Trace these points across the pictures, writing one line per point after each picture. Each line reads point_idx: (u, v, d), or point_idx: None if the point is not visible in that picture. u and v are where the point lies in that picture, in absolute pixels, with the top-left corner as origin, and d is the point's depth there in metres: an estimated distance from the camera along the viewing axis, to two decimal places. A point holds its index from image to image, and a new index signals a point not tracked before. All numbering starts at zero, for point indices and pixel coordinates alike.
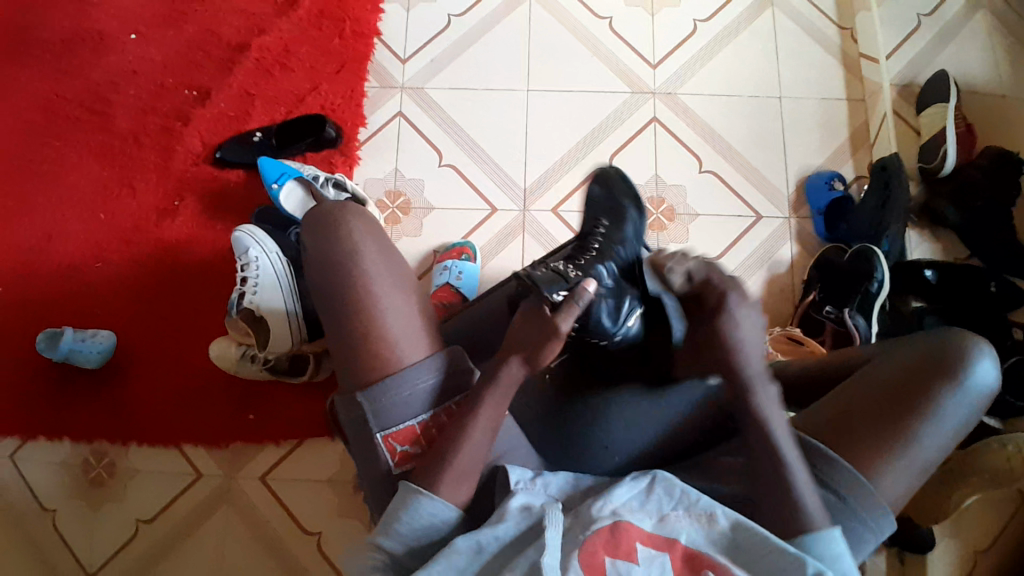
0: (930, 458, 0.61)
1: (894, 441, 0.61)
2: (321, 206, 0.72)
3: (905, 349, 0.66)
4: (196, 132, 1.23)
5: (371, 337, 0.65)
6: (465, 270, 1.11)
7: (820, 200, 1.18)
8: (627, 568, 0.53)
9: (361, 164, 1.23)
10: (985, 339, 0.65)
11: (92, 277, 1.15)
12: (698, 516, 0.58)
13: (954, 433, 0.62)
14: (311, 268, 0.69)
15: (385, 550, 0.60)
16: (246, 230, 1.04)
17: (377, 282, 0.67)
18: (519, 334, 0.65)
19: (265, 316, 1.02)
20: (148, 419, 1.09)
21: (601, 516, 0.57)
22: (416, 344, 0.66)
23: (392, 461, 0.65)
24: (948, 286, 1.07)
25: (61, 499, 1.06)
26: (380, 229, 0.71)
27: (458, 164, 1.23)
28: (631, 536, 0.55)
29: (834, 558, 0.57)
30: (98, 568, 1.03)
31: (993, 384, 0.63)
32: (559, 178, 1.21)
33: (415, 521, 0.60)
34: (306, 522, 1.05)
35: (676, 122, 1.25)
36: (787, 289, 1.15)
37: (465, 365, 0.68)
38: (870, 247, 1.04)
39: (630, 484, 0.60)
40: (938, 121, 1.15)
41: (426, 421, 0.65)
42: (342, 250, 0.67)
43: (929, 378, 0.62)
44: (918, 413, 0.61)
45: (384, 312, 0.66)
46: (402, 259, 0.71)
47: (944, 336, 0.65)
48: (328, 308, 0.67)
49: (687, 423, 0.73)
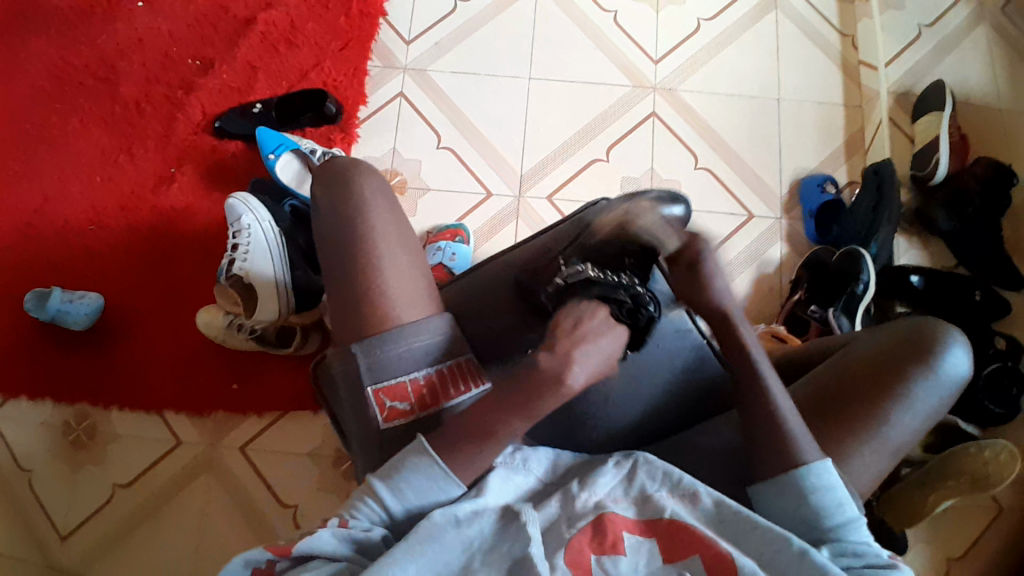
0: (905, 439, 0.69)
1: (874, 419, 0.68)
2: (335, 165, 0.82)
3: (886, 336, 0.74)
4: (198, 102, 1.23)
5: (374, 287, 0.73)
6: (459, 251, 1.12)
7: (811, 202, 1.19)
8: (613, 561, 0.57)
9: (359, 142, 1.23)
10: (960, 334, 0.73)
11: (86, 239, 1.15)
12: (681, 496, 0.63)
13: (930, 415, 0.70)
14: (326, 219, 0.78)
15: (387, 505, 0.61)
16: (240, 197, 1.05)
17: (382, 237, 0.76)
18: (597, 357, 0.60)
19: (252, 281, 1.02)
20: (133, 384, 1.08)
21: (586, 510, 0.61)
22: (414, 303, 0.74)
23: (381, 416, 0.72)
24: (936, 292, 1.07)
25: (41, 459, 1.05)
26: (390, 191, 0.81)
27: (457, 147, 1.23)
28: (616, 526, 0.59)
29: (826, 490, 0.61)
30: (70, 532, 1.02)
31: (965, 373, 0.71)
32: (556, 168, 1.22)
33: (421, 479, 0.61)
34: (284, 495, 1.05)
35: (675, 118, 1.26)
36: (775, 290, 1.16)
37: (453, 334, 0.75)
38: (858, 249, 1.07)
39: (613, 472, 0.64)
40: (933, 128, 1.16)
41: (418, 379, 0.72)
42: (355, 205, 0.77)
43: (911, 360, 0.70)
44: (900, 394, 0.69)
45: (387, 268, 0.75)
46: (409, 224, 0.80)
47: (922, 327, 0.73)
48: (336, 253, 0.76)
49: (657, 414, 0.78)
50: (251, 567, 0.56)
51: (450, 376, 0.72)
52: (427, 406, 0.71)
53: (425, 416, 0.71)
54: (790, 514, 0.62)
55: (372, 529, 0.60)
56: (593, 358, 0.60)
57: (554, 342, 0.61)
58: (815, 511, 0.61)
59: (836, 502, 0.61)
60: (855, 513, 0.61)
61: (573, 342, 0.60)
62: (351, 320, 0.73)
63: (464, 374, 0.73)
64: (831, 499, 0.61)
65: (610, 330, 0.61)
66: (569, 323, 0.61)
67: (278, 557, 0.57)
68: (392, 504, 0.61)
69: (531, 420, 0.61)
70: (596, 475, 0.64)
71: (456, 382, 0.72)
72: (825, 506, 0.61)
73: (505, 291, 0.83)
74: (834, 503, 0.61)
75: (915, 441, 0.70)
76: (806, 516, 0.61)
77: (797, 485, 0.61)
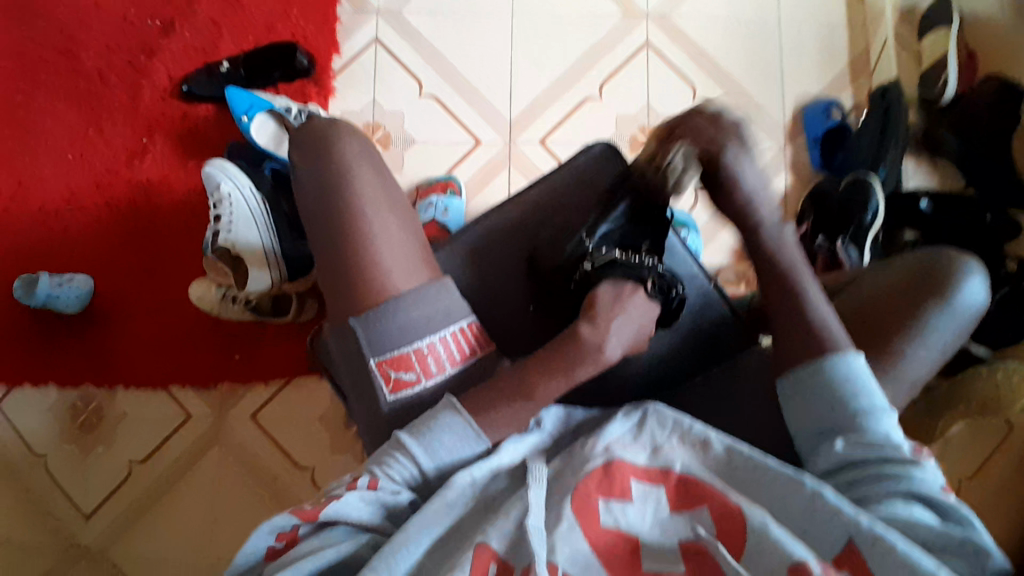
0: (920, 373, 0.71)
1: (888, 352, 0.70)
2: (315, 126, 0.79)
3: (898, 269, 0.74)
4: (164, 67, 1.16)
5: (366, 258, 0.71)
6: (451, 205, 1.08)
7: (815, 129, 1.14)
8: (622, 508, 0.60)
9: (337, 96, 1.17)
10: (975, 259, 0.73)
11: (66, 220, 1.11)
12: (692, 443, 0.66)
13: (945, 346, 0.71)
14: (309, 188, 0.76)
15: (416, 463, 0.66)
16: (217, 164, 1.00)
17: (367, 200, 0.73)
18: (628, 329, 0.69)
19: (240, 253, 1.00)
20: (134, 364, 1.07)
21: (595, 456, 0.64)
22: (409, 273, 0.73)
23: (387, 388, 0.72)
24: (946, 214, 1.03)
25: (51, 443, 1.05)
26: (371, 149, 0.78)
27: (441, 94, 1.17)
28: (624, 473, 0.62)
29: (851, 376, 0.62)
30: (91, 512, 1.02)
31: (981, 301, 0.72)
32: (546, 111, 1.17)
33: (454, 438, 0.67)
34: (299, 458, 1.06)
35: (669, 47, 1.19)
36: (779, 222, 1.12)
37: (455, 299, 0.74)
38: (866, 175, 1.03)
39: (622, 421, 0.69)
40: (940, 48, 1.08)
41: (421, 348, 0.71)
42: (337, 169, 0.74)
43: (924, 287, 0.71)
44: (915, 326, 0.70)
45: (376, 233, 0.72)
46: (395, 183, 0.78)
47: (938, 258, 0.72)
48: (322, 223, 0.73)
49: (667, 361, 0.82)
50: (275, 533, 0.60)
51: (454, 342, 0.73)
52: (431, 374, 0.72)
53: (432, 384, 0.72)
54: (813, 406, 0.64)
55: (400, 494, 0.64)
56: (625, 328, 0.69)
57: (592, 313, 0.69)
58: (838, 397, 0.62)
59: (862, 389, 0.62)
60: (882, 403, 0.62)
61: (610, 314, 0.69)
62: (347, 296, 0.72)
63: (467, 338, 0.74)
64: (855, 387, 0.62)
65: (637, 304, 0.70)
66: (609, 296, 0.70)
67: (303, 522, 0.60)
68: (420, 463, 0.66)
69: (570, 382, 0.69)
70: (605, 426, 0.68)
71: (458, 348, 0.73)
72: (848, 395, 0.62)
73: (516, 262, 0.86)
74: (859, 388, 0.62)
75: (928, 374, 0.72)
76: (829, 404, 0.63)
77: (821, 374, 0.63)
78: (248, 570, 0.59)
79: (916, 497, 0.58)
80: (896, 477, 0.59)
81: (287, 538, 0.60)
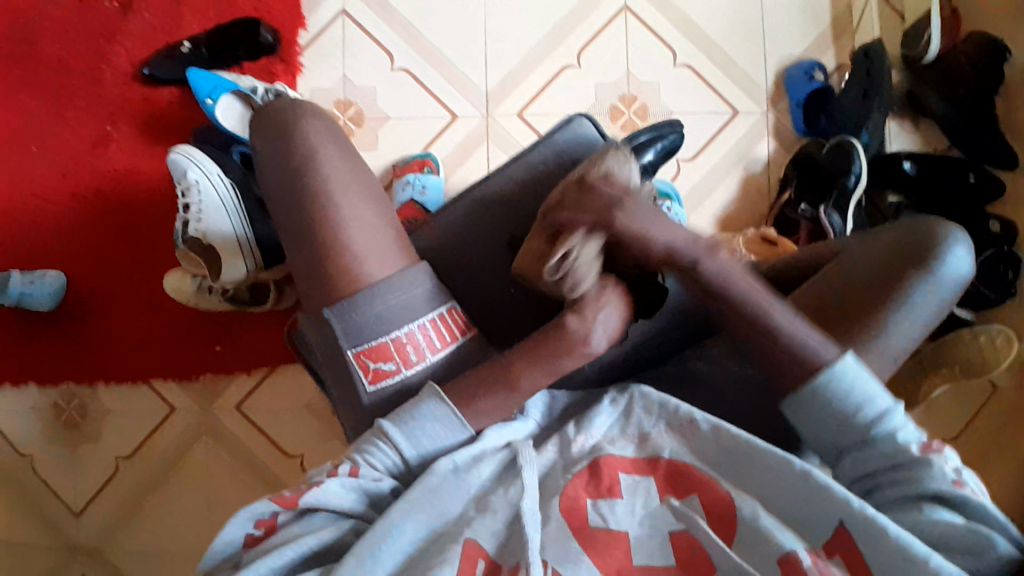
0: (903, 347, 0.69)
1: (875, 324, 0.68)
2: (276, 108, 0.75)
3: (881, 241, 0.72)
4: (123, 49, 1.11)
5: (339, 249, 0.69)
6: (429, 183, 1.06)
7: (799, 93, 1.11)
8: (609, 505, 0.60)
9: (305, 73, 1.13)
10: (961, 228, 0.72)
11: (32, 214, 1.08)
12: (678, 426, 0.65)
13: (929, 318, 0.69)
14: (274, 178, 0.73)
15: (396, 450, 0.65)
16: (182, 151, 0.98)
17: (337, 187, 0.71)
18: (615, 322, 0.66)
19: (213, 241, 0.98)
20: (114, 359, 1.06)
21: (581, 457, 0.64)
22: (383, 260, 0.71)
23: (367, 379, 0.70)
24: (929, 176, 1.02)
25: (36, 442, 1.04)
26: (340, 132, 0.75)
27: (413, 67, 1.13)
28: (612, 469, 0.62)
29: (847, 389, 0.62)
30: (81, 509, 1.03)
31: (965, 272, 0.70)
32: (523, 81, 1.13)
33: (435, 425, 0.66)
34: (288, 446, 1.05)
35: (649, 11, 1.15)
36: (764, 189, 1.11)
37: (431, 285, 0.73)
38: (849, 138, 1.01)
39: (609, 410, 0.68)
40: (923, 6, 1.08)
41: (399, 338, 0.70)
42: (304, 155, 0.72)
43: (911, 259, 0.70)
44: (898, 297, 0.68)
45: (347, 221, 0.70)
46: (367, 167, 0.76)
47: (921, 230, 0.71)
48: (292, 216, 0.71)
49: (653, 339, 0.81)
50: (255, 519, 0.58)
51: (433, 331, 0.72)
52: (411, 363, 0.70)
53: (413, 373, 0.71)
54: (817, 418, 0.63)
55: (381, 482, 0.63)
56: (611, 323, 0.66)
57: (580, 305, 0.66)
58: (836, 413, 0.62)
59: (862, 398, 0.62)
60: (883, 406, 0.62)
61: (597, 305, 0.66)
62: (323, 292, 0.70)
63: (448, 324, 0.73)
64: (853, 400, 0.61)
65: (622, 292, 0.68)
66: (593, 285, 0.67)
67: (282, 509, 0.58)
68: (400, 450, 0.65)
69: (555, 372, 0.68)
70: (592, 417, 0.68)
71: (438, 335, 0.72)
72: (847, 408, 0.62)
73: (498, 246, 0.84)
74: (859, 400, 0.61)
75: (913, 346, 0.70)
76: (832, 414, 0.62)
77: (816, 393, 0.62)
78: (228, 560, 0.58)
79: (930, 497, 0.57)
80: (908, 480, 0.58)
81: (266, 525, 0.59)
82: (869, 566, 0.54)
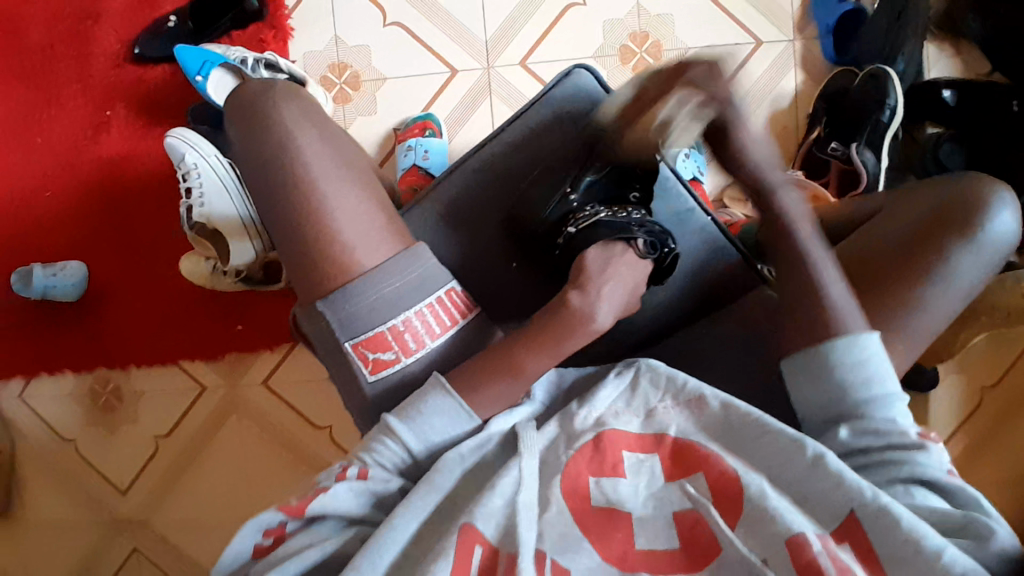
0: (939, 321, 0.63)
1: (906, 297, 0.62)
2: (246, 92, 0.71)
3: (920, 203, 0.66)
4: (111, 29, 1.08)
5: (325, 236, 0.67)
6: (431, 147, 1.01)
7: (828, 17, 1.00)
8: (613, 483, 0.54)
9: (294, 36, 1.08)
10: (1010, 190, 0.65)
11: (47, 206, 1.09)
12: (686, 402, 0.60)
13: (971, 287, 0.63)
14: (253, 170, 0.69)
15: (402, 446, 0.60)
16: (178, 134, 0.97)
17: (321, 175, 0.68)
18: (621, 294, 0.65)
19: (217, 225, 0.96)
20: (141, 344, 1.09)
21: (586, 430, 0.58)
22: (374, 247, 0.68)
23: (367, 370, 0.68)
24: (969, 107, 0.94)
25: (79, 426, 1.09)
26: (317, 112, 0.72)
27: (407, 21, 1.06)
28: (616, 446, 0.56)
29: (857, 360, 0.57)
30: (128, 486, 1.09)
31: (1012, 235, 0.63)
32: (524, 25, 1.05)
33: (440, 416, 0.61)
34: (313, 417, 1.08)
35: None
36: (792, 129, 1.03)
37: (430, 264, 0.70)
38: (883, 67, 0.93)
39: (614, 383, 0.63)
40: None
41: (396, 326, 0.67)
42: (283, 142, 0.68)
43: (949, 224, 0.63)
44: (938, 265, 0.62)
45: (335, 207, 0.67)
46: (348, 142, 0.73)
47: (963, 189, 0.64)
48: (275, 213, 0.69)
49: (666, 312, 0.78)
50: (263, 530, 0.56)
51: (432, 315, 0.69)
52: (411, 351, 0.68)
53: (413, 363, 0.68)
54: (817, 387, 0.59)
55: (388, 484, 0.59)
56: (617, 293, 0.65)
57: (583, 280, 0.65)
58: (840, 383, 0.58)
59: (870, 372, 0.57)
60: (890, 389, 0.57)
61: (601, 280, 0.64)
62: (313, 291, 0.69)
63: (447, 307, 0.70)
64: (860, 372, 0.57)
65: (629, 264, 0.66)
66: (598, 264, 0.65)
67: (290, 518, 0.56)
68: (405, 444, 0.60)
69: (557, 356, 0.64)
70: (596, 391, 0.62)
71: (438, 320, 0.69)
72: (852, 380, 0.57)
73: (495, 221, 0.79)
74: (866, 373, 0.57)
75: (952, 318, 0.64)
76: (830, 388, 0.58)
77: (826, 356, 0.59)
78: (236, 571, 0.55)
79: (918, 481, 0.53)
80: (898, 463, 0.53)
81: (275, 534, 0.56)
82: (877, 557, 0.48)
